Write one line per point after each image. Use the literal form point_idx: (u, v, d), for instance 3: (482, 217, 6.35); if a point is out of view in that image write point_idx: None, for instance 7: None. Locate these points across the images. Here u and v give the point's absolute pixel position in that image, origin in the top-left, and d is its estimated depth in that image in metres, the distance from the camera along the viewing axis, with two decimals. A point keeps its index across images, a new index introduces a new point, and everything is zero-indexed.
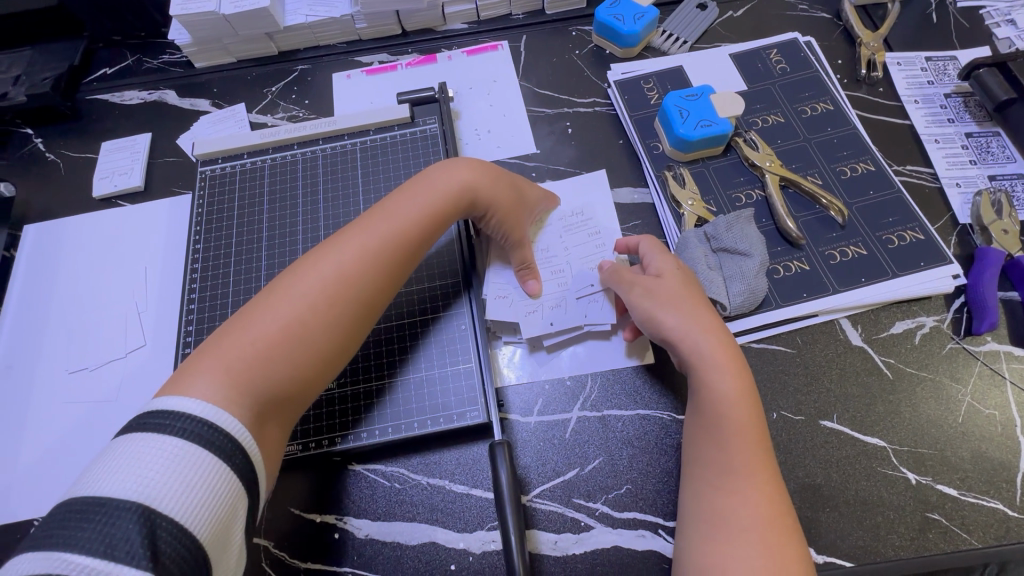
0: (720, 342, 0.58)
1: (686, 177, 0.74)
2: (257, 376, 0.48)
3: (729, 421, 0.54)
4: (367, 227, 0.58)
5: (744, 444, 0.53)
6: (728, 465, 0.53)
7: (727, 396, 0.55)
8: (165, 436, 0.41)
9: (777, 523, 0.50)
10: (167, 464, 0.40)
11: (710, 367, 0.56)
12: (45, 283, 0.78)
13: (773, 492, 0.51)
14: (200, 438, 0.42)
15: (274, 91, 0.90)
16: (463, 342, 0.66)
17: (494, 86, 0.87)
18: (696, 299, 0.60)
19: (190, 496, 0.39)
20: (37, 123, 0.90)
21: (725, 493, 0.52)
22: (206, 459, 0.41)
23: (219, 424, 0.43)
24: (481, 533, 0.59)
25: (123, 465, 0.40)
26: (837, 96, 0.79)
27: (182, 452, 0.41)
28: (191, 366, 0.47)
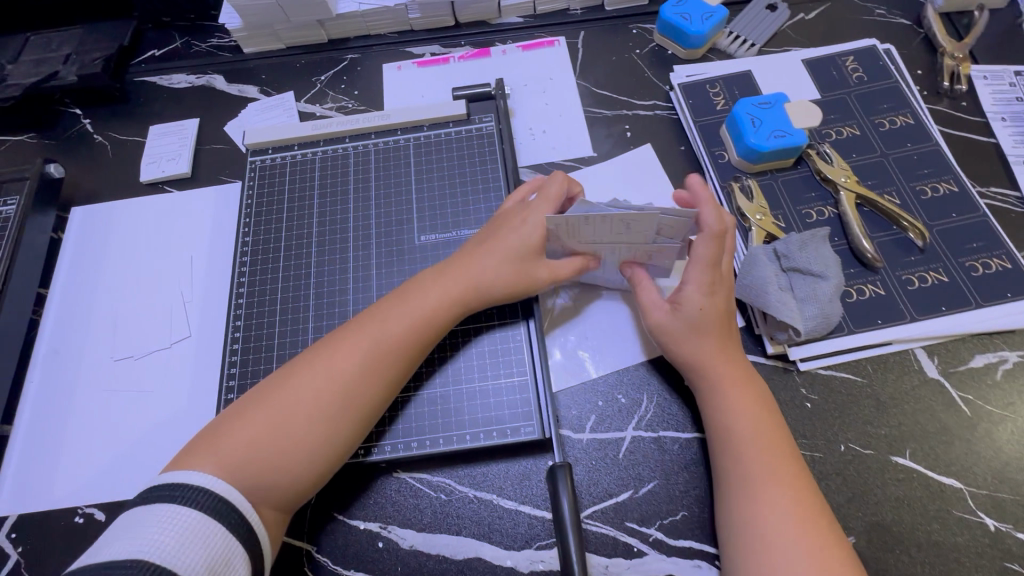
0: (726, 356, 0.58)
1: (753, 190, 0.70)
2: (249, 475, 0.49)
3: (735, 432, 0.54)
4: (367, 325, 0.57)
5: (760, 450, 0.53)
6: (747, 474, 0.52)
7: (732, 407, 0.56)
8: (155, 501, 0.46)
9: (812, 527, 0.49)
10: (172, 531, 0.44)
11: (712, 381, 0.57)
12: (91, 268, 0.78)
13: (802, 495, 0.51)
14: (203, 505, 0.46)
15: (323, 80, 0.88)
16: (518, 353, 0.62)
17: (551, 84, 0.84)
18: (718, 330, 0.58)
19: (184, 536, 0.44)
20: (86, 104, 0.89)
21: (750, 503, 0.51)
22: (208, 525, 0.45)
23: (216, 489, 0.47)
24: (529, 552, 0.57)
25: (129, 534, 0.44)
26: (917, 109, 0.74)
27: (186, 520, 0.45)
28: (194, 452, 0.51)
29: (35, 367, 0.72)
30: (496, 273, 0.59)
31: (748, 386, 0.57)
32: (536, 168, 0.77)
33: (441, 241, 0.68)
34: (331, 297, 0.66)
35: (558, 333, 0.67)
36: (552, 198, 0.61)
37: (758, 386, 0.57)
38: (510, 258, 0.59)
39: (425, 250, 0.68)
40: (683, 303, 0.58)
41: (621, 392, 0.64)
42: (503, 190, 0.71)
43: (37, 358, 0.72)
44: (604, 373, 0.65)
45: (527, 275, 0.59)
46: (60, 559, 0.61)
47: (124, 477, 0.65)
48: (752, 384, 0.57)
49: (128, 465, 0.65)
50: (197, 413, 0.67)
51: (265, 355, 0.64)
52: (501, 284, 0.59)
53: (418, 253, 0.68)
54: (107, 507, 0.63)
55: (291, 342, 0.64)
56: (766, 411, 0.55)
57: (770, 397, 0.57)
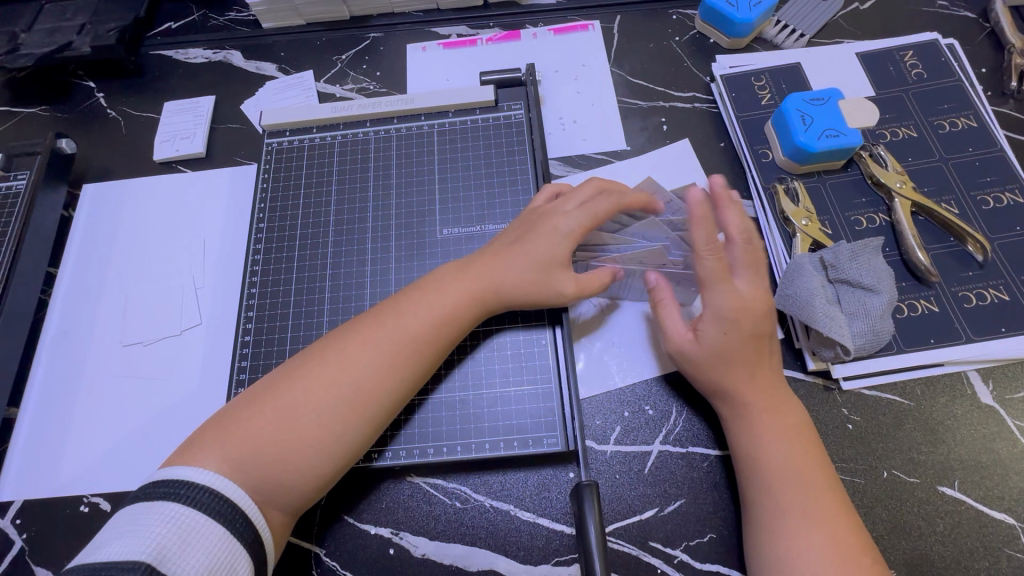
0: (758, 379, 0.53)
1: (800, 192, 0.65)
2: (257, 470, 0.47)
3: (766, 458, 0.51)
4: (383, 317, 0.53)
5: (796, 480, 0.49)
6: (779, 505, 0.49)
7: (763, 431, 0.52)
8: (153, 501, 0.43)
9: (852, 565, 0.46)
10: (173, 531, 0.41)
11: (741, 405, 0.53)
12: (102, 249, 0.75)
13: (840, 529, 0.47)
14: (207, 507, 0.44)
15: (345, 59, 0.84)
16: (543, 359, 0.58)
17: (583, 71, 0.79)
18: (747, 357, 0.53)
19: (189, 535, 0.42)
20: (99, 77, 0.86)
21: (783, 537, 0.48)
22: (212, 529, 0.43)
23: (223, 492, 0.45)
24: (546, 567, 0.55)
25: (127, 533, 0.41)
26: (982, 111, 0.69)
27: (188, 520, 0.42)
28: (200, 440, 0.48)
29: (43, 348, 0.70)
30: (520, 279, 0.55)
31: (781, 411, 0.53)
32: (565, 161, 0.73)
33: (464, 235, 0.65)
34: (347, 291, 0.63)
35: (584, 338, 0.63)
36: (600, 212, 0.56)
37: (793, 410, 0.53)
38: (534, 267, 0.55)
39: (447, 244, 0.64)
40: (701, 335, 0.54)
41: (648, 403, 0.60)
42: (531, 183, 0.67)
43: (45, 339, 0.70)
44: (632, 382, 0.61)
45: (552, 287, 0.55)
46: (64, 547, 0.59)
47: (129, 467, 0.63)
48: (785, 409, 0.53)
49: (135, 456, 0.63)
50: (205, 405, 0.65)
51: (277, 349, 0.61)
52: (523, 292, 0.55)
53: (439, 247, 0.64)
54: (112, 498, 0.62)
55: (304, 337, 0.61)
56: (801, 439, 0.52)
57: (805, 423, 0.53)
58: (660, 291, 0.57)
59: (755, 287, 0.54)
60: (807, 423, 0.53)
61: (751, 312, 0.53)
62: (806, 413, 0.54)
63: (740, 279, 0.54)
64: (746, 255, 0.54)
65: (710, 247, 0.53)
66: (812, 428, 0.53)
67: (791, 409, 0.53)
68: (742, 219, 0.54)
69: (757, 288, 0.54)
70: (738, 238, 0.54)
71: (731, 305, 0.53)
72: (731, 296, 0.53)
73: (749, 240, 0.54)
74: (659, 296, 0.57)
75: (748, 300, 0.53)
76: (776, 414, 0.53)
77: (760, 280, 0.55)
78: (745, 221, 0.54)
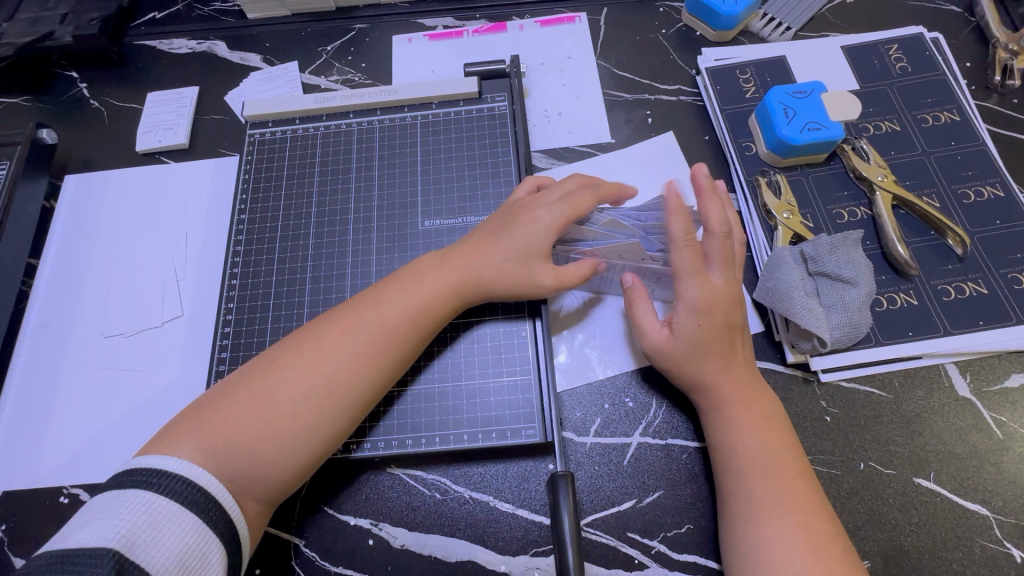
0: (734, 369, 0.54)
1: (782, 185, 0.65)
2: (231, 460, 0.46)
3: (740, 449, 0.51)
4: (361, 308, 0.53)
5: (769, 469, 0.50)
6: (753, 495, 0.49)
7: (737, 422, 0.52)
8: (125, 490, 0.43)
9: (825, 554, 0.46)
10: (143, 519, 0.41)
11: (718, 395, 0.53)
12: (83, 240, 0.75)
13: (813, 518, 0.47)
14: (179, 495, 0.44)
15: (330, 50, 0.83)
16: (522, 351, 0.58)
17: (569, 64, 0.79)
18: (720, 347, 0.54)
19: (160, 523, 0.42)
20: (82, 67, 0.85)
21: (756, 526, 0.48)
22: (183, 518, 0.43)
23: (195, 480, 0.45)
24: (525, 558, 0.55)
25: (98, 520, 0.41)
26: (965, 105, 0.69)
27: (160, 509, 0.42)
28: (175, 429, 0.48)
29: (24, 339, 0.70)
30: (499, 270, 0.55)
31: (756, 402, 0.53)
32: (550, 153, 0.73)
33: (446, 227, 0.65)
34: (328, 282, 0.63)
35: (565, 330, 0.63)
36: (577, 200, 0.56)
37: (768, 401, 0.54)
38: (513, 258, 0.55)
39: (429, 236, 0.64)
40: (677, 328, 0.54)
41: (629, 395, 0.60)
42: (514, 175, 0.67)
43: (27, 330, 0.70)
44: (612, 375, 0.61)
45: (531, 278, 0.55)
46: (43, 538, 0.59)
47: (109, 458, 0.63)
48: (758, 400, 0.54)
49: (115, 447, 0.63)
50: (186, 396, 0.65)
51: (257, 340, 0.61)
52: (502, 283, 0.55)
53: (421, 239, 0.64)
54: (92, 489, 0.61)
55: (284, 328, 0.61)
56: (774, 429, 0.52)
57: (780, 414, 0.54)
58: (636, 289, 0.58)
59: (727, 278, 0.54)
60: (782, 414, 0.54)
61: (723, 303, 0.54)
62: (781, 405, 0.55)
63: (715, 272, 0.54)
64: (722, 249, 0.54)
65: (688, 240, 0.53)
66: (788, 420, 0.54)
67: (766, 400, 0.54)
68: (720, 212, 0.54)
69: (731, 282, 0.54)
70: (717, 231, 0.54)
71: (703, 297, 0.53)
72: (706, 288, 0.53)
73: (727, 234, 0.54)
74: (634, 294, 0.58)
75: (723, 293, 0.54)
76: (752, 404, 0.53)
77: (733, 273, 0.55)
78: (723, 215, 0.54)
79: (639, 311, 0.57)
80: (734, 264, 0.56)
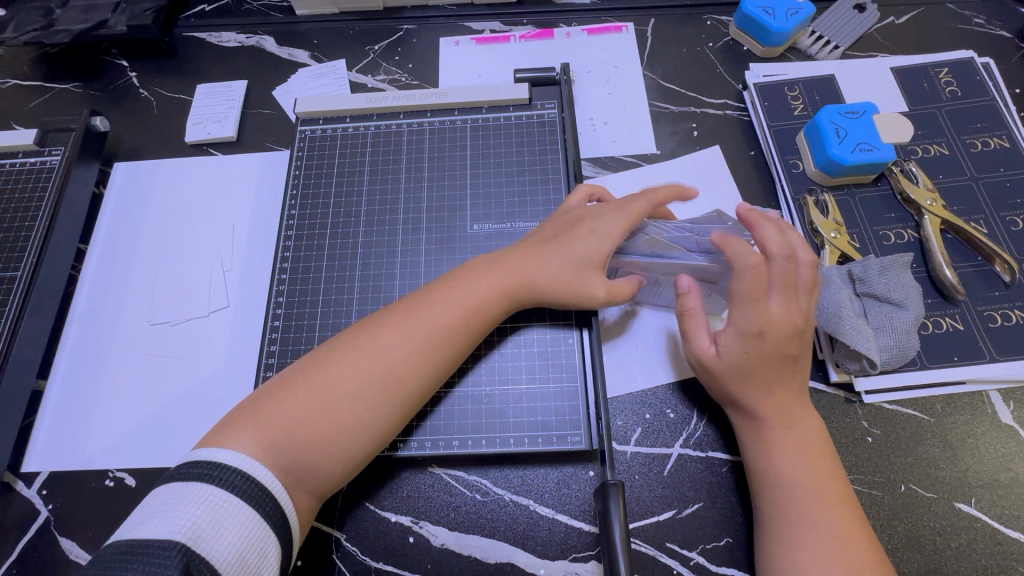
0: (777, 396, 0.53)
1: (829, 205, 0.66)
2: (289, 451, 0.47)
3: (778, 473, 0.52)
4: (415, 306, 0.54)
5: (808, 496, 0.50)
6: (788, 518, 0.50)
7: (780, 446, 0.52)
8: (188, 483, 0.44)
9: None
10: (207, 514, 0.42)
11: (757, 421, 0.54)
12: (131, 226, 0.76)
13: (852, 545, 0.47)
14: (240, 490, 0.44)
15: (378, 50, 0.84)
16: (570, 358, 0.59)
17: (615, 73, 0.79)
18: (771, 372, 0.53)
19: (224, 519, 0.42)
20: (133, 56, 0.87)
21: (792, 550, 0.48)
22: (244, 512, 0.43)
23: (253, 475, 0.45)
24: (563, 563, 0.56)
25: (164, 513, 0.42)
26: (1015, 132, 0.69)
27: (223, 504, 0.43)
28: (235, 417, 0.49)
29: (72, 323, 0.71)
30: (555, 277, 0.56)
31: (796, 426, 0.53)
32: (595, 162, 0.74)
33: (494, 231, 0.65)
34: (376, 281, 0.64)
35: (607, 341, 0.64)
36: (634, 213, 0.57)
37: (808, 424, 0.53)
38: (571, 266, 0.56)
39: (477, 240, 0.65)
40: (723, 349, 0.54)
41: (670, 407, 0.61)
42: (562, 183, 0.67)
43: (74, 315, 0.71)
44: (653, 385, 0.62)
45: (585, 288, 0.56)
46: (89, 519, 0.61)
47: (154, 443, 0.64)
48: (800, 422, 0.53)
49: (160, 432, 0.64)
50: (230, 386, 0.66)
51: (305, 335, 0.62)
52: (557, 290, 0.56)
53: (469, 242, 0.65)
54: (138, 473, 0.63)
55: (333, 324, 0.62)
56: (814, 453, 0.52)
57: (822, 438, 0.53)
58: (690, 297, 0.56)
59: (788, 308, 0.52)
60: (826, 439, 0.53)
61: (776, 332, 0.52)
62: (824, 428, 0.54)
63: (774, 298, 0.52)
64: (782, 274, 0.52)
65: (752, 268, 0.52)
66: (830, 445, 0.53)
67: (807, 426, 0.53)
68: (779, 237, 0.53)
69: (789, 309, 0.52)
70: (778, 256, 0.52)
71: (754, 323, 0.52)
72: (758, 315, 0.52)
73: (790, 259, 0.53)
74: (687, 306, 0.57)
75: (778, 322, 0.52)
76: (790, 429, 0.53)
77: (795, 300, 0.53)
78: (784, 241, 0.53)
79: (692, 322, 0.56)
80: (798, 290, 0.53)
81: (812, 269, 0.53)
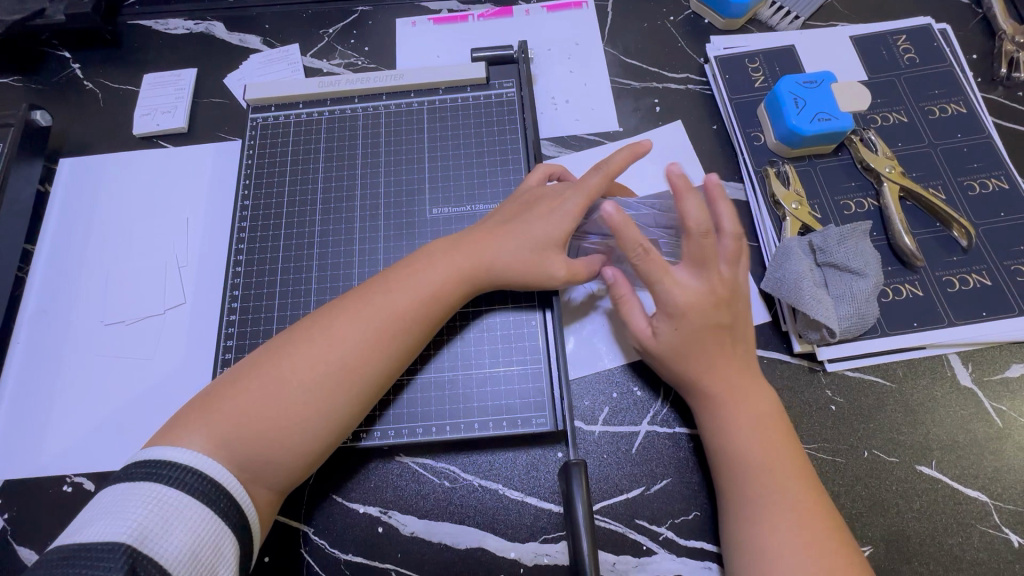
0: (721, 371, 0.53)
1: (790, 176, 0.65)
2: (242, 446, 0.46)
3: (731, 450, 0.51)
4: (370, 294, 0.53)
5: (763, 468, 0.50)
6: (745, 491, 0.50)
7: (731, 423, 0.52)
8: (135, 483, 0.42)
9: (815, 550, 0.46)
10: (154, 513, 0.41)
11: (706, 397, 0.53)
12: (80, 224, 0.73)
13: (808, 515, 0.47)
14: (191, 488, 0.43)
15: (332, 33, 0.82)
16: (533, 340, 0.58)
17: (576, 50, 0.78)
18: (703, 348, 0.53)
19: (173, 517, 0.41)
20: (75, 47, 0.83)
21: (752, 521, 0.48)
22: (195, 510, 0.42)
23: (208, 472, 0.44)
24: (534, 545, 0.55)
25: (108, 515, 0.41)
26: (972, 97, 0.69)
27: (171, 502, 0.42)
28: (185, 414, 0.48)
29: (22, 327, 0.68)
30: (514, 259, 0.55)
31: (747, 400, 0.53)
32: (558, 142, 0.72)
33: (454, 215, 0.64)
34: (335, 271, 0.62)
35: (574, 321, 0.63)
36: (592, 188, 0.55)
37: (758, 397, 0.53)
38: (529, 247, 0.55)
39: (437, 224, 0.64)
40: (657, 332, 0.54)
41: (637, 384, 0.61)
42: (522, 164, 0.66)
43: (23, 317, 0.69)
44: (621, 364, 0.62)
45: (546, 269, 0.55)
46: (49, 526, 0.59)
47: (114, 446, 0.62)
48: (751, 397, 0.53)
49: (119, 435, 0.62)
50: (189, 384, 0.64)
51: (263, 328, 0.60)
52: (516, 271, 0.55)
53: (428, 227, 0.64)
54: (96, 477, 0.61)
55: (292, 315, 0.61)
56: (766, 426, 0.52)
57: (773, 410, 0.53)
58: (618, 285, 0.56)
59: (707, 281, 0.51)
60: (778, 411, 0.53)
61: (697, 309, 0.51)
62: (777, 399, 0.54)
63: (684, 275, 0.52)
64: (697, 251, 0.50)
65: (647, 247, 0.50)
66: (784, 416, 0.53)
67: (757, 399, 0.53)
68: (699, 212, 0.49)
69: (709, 283, 0.51)
70: (695, 232, 0.50)
71: (677, 304, 0.51)
72: (675, 295, 0.51)
73: (707, 234, 0.50)
74: (619, 292, 0.56)
75: (697, 298, 0.51)
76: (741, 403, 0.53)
77: (714, 273, 0.51)
78: (704, 215, 0.49)
79: (626, 309, 0.56)
80: (718, 261, 0.51)
81: (733, 239, 0.51)
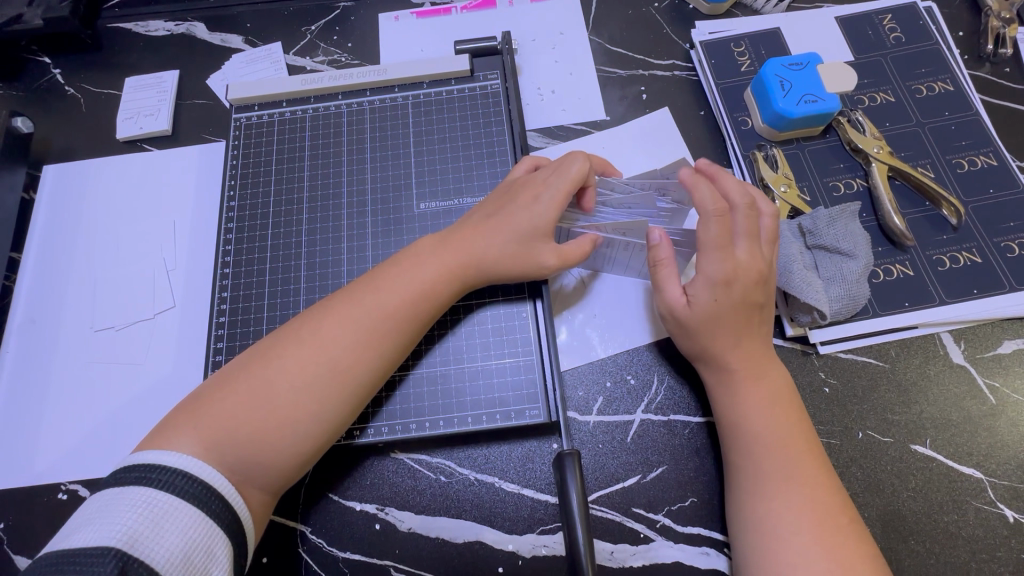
0: (746, 347, 0.53)
1: (778, 159, 0.65)
2: (234, 448, 0.46)
3: (746, 426, 0.51)
4: (359, 293, 0.52)
5: (777, 446, 0.49)
6: (756, 469, 0.49)
7: (749, 401, 0.52)
8: (124, 488, 0.42)
9: (825, 528, 0.46)
10: (145, 517, 0.40)
11: (724, 372, 0.53)
12: (67, 231, 0.72)
13: (818, 491, 0.47)
14: (181, 491, 0.43)
15: (315, 30, 0.81)
16: (524, 332, 0.58)
17: (561, 40, 0.77)
18: (736, 321, 0.52)
19: (164, 518, 0.41)
20: (53, 51, 0.82)
21: (763, 498, 0.48)
22: (187, 512, 0.42)
23: (198, 475, 0.44)
24: (531, 536, 0.55)
25: (98, 521, 0.40)
26: (958, 75, 0.68)
27: (162, 506, 0.41)
28: (174, 416, 0.47)
29: (10, 336, 0.68)
30: (500, 253, 0.55)
31: (764, 377, 0.53)
32: (544, 132, 0.72)
33: (442, 209, 0.64)
34: (323, 269, 0.62)
35: (565, 311, 0.63)
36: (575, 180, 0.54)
37: (773, 375, 0.53)
38: (514, 239, 0.54)
39: (425, 219, 0.63)
40: (693, 300, 0.53)
41: (630, 373, 0.61)
42: (509, 155, 0.66)
43: (12, 327, 0.68)
44: (613, 353, 0.61)
45: (534, 260, 0.55)
46: (44, 535, 0.59)
47: (108, 451, 0.62)
48: (768, 374, 0.53)
49: (112, 440, 0.62)
50: (181, 387, 0.64)
51: (254, 329, 0.60)
52: (503, 264, 0.55)
53: (416, 223, 0.63)
54: (91, 484, 0.60)
55: (281, 316, 0.60)
56: (782, 403, 0.52)
57: (787, 389, 0.53)
58: (662, 248, 0.54)
59: (753, 253, 0.52)
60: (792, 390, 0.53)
61: (743, 278, 0.52)
62: (789, 378, 0.54)
63: (739, 245, 0.52)
64: (745, 222, 0.53)
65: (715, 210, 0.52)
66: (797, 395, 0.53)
67: (773, 377, 0.53)
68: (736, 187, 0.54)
69: (756, 254, 0.53)
70: (739, 204, 0.53)
71: (725, 270, 0.51)
72: (726, 261, 0.51)
73: (750, 207, 0.53)
74: (659, 256, 0.54)
75: (744, 267, 0.52)
76: (758, 381, 0.53)
77: (758, 247, 0.53)
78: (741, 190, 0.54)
79: (665, 272, 0.54)
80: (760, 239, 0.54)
81: (773, 219, 0.55)
